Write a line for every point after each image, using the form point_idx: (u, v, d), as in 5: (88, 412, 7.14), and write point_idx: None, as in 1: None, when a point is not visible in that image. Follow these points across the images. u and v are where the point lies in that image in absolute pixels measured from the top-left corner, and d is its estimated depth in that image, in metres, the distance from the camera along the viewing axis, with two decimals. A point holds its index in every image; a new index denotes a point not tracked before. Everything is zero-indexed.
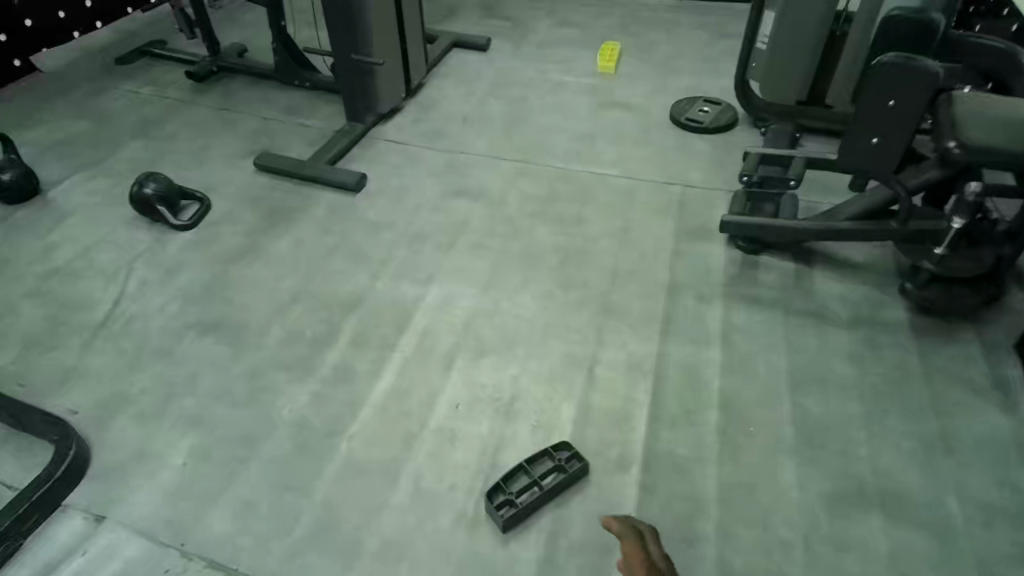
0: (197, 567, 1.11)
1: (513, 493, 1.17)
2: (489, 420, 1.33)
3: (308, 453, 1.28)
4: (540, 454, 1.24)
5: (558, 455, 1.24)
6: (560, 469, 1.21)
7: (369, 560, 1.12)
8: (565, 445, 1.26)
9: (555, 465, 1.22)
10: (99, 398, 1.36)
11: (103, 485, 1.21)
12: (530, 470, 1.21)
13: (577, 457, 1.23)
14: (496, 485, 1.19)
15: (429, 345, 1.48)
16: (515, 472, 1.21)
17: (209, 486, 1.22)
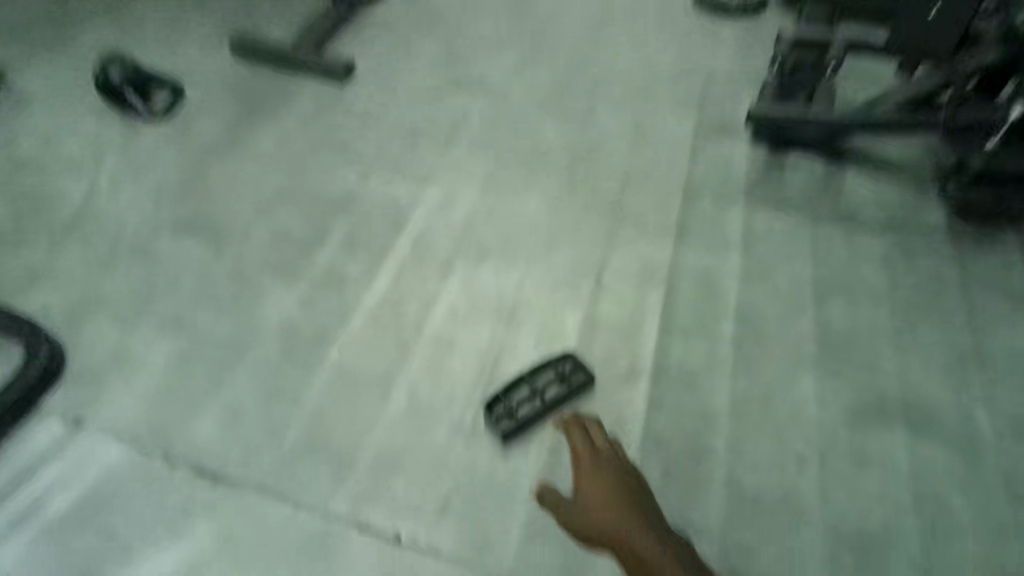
0: (182, 474, 1.05)
1: (513, 405, 1.11)
2: (489, 327, 1.25)
3: (296, 360, 1.20)
4: (542, 364, 1.16)
5: (562, 366, 1.15)
6: (563, 381, 1.14)
7: (362, 470, 1.06)
8: (569, 354, 1.17)
9: (558, 376, 1.14)
10: (74, 302, 1.28)
11: (80, 389, 1.15)
12: (531, 382, 1.14)
13: (581, 368, 1.15)
14: (496, 396, 1.12)
15: (424, 249, 1.38)
16: (515, 383, 1.14)
17: (193, 391, 1.16)
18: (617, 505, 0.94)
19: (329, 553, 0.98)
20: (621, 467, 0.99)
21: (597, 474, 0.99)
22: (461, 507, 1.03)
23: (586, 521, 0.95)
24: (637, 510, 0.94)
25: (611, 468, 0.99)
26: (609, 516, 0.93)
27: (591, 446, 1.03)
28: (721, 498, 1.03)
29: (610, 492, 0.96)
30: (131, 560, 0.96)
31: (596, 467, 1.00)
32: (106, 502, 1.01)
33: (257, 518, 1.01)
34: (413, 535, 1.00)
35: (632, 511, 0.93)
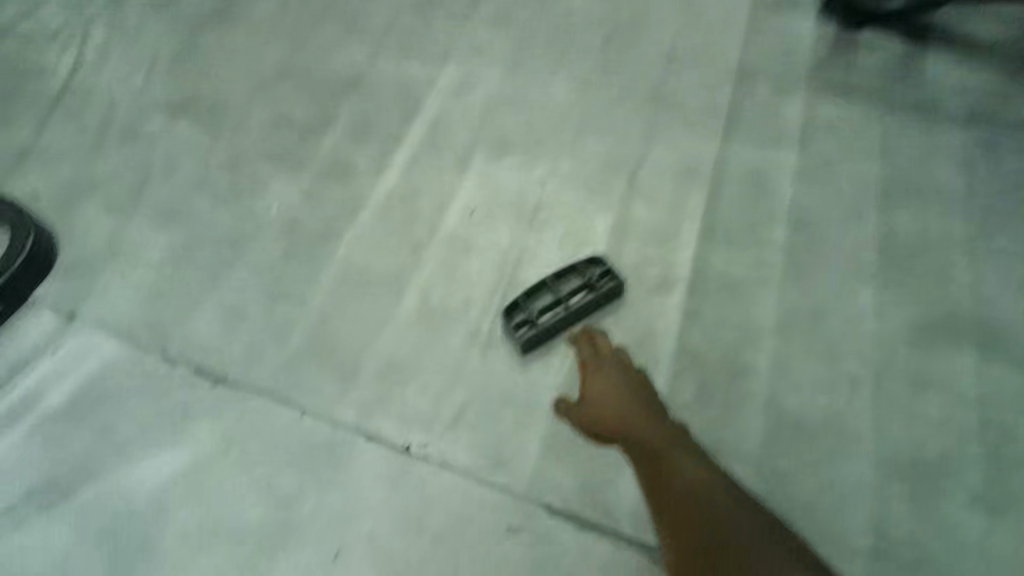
0: (182, 375, 0.98)
1: (533, 313, 1.01)
2: (510, 228, 1.13)
3: (300, 256, 1.11)
4: (568, 269, 1.05)
5: (590, 272, 1.04)
6: (591, 289, 1.03)
7: (371, 376, 0.99)
8: (599, 260, 1.05)
9: (585, 283, 1.03)
10: (65, 189, 1.19)
11: (73, 280, 1.08)
12: (555, 288, 1.03)
13: (611, 275, 1.03)
14: (516, 303, 1.02)
15: (440, 138, 1.24)
16: (537, 289, 1.03)
17: (192, 287, 1.07)
18: (630, 413, 0.90)
19: (337, 461, 0.92)
20: (631, 375, 0.95)
21: (608, 384, 0.94)
22: (477, 418, 0.96)
23: (599, 431, 0.91)
24: (652, 416, 0.89)
25: (622, 376, 0.95)
26: (624, 424, 0.89)
27: (600, 357, 0.97)
28: (761, 418, 0.94)
29: (622, 400, 0.92)
30: (130, 459, 0.90)
31: (606, 376, 0.95)
32: (103, 400, 0.95)
33: (262, 423, 0.94)
34: (425, 445, 0.93)
35: (647, 417, 0.89)
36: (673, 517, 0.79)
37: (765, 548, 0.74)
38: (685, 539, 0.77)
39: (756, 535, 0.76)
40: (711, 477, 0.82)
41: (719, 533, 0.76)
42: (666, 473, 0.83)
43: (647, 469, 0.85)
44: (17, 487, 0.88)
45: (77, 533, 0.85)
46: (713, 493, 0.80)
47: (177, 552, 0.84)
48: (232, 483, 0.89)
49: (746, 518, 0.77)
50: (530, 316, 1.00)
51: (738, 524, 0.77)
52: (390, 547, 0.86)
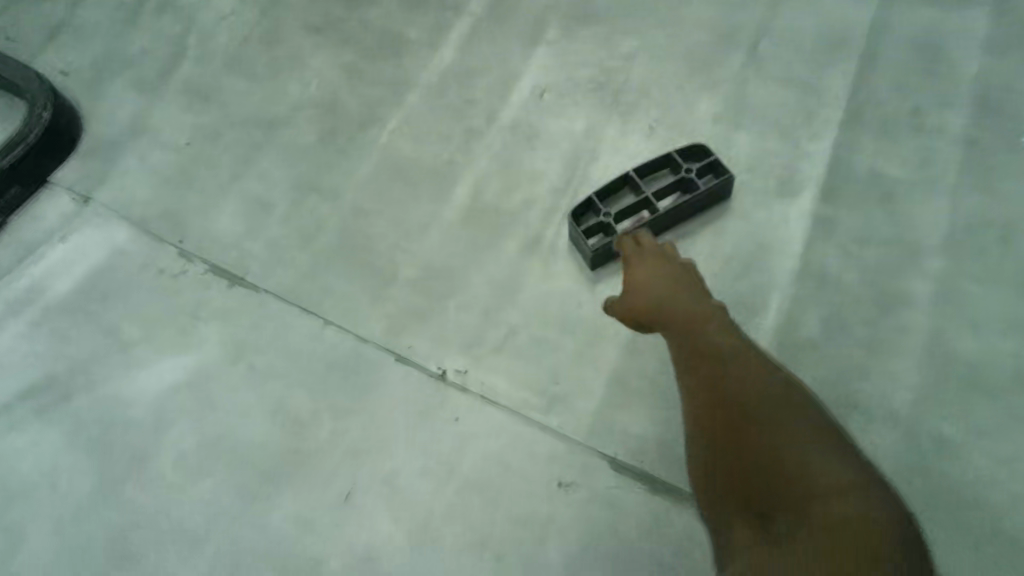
0: (196, 273, 0.85)
1: (611, 215, 0.78)
2: (588, 112, 0.90)
3: (334, 142, 0.93)
4: (658, 162, 0.81)
5: (688, 165, 0.80)
6: (688, 189, 0.79)
7: (406, 285, 0.81)
8: (701, 151, 0.81)
9: (681, 179, 0.79)
10: (96, 64, 1.07)
11: (96, 162, 0.95)
12: (640, 185, 0.80)
13: (716, 171, 0.79)
14: (588, 203, 0.80)
15: (509, 5, 1.00)
16: (617, 186, 0.81)
17: (215, 173, 0.92)
18: (675, 306, 0.65)
19: (360, 383, 0.76)
20: (687, 272, 0.69)
21: (654, 268, 0.70)
22: (532, 344, 0.77)
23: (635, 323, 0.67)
24: (704, 305, 0.64)
25: (672, 264, 0.70)
26: (665, 310, 0.64)
27: (649, 252, 0.72)
28: (915, 367, 0.69)
29: (669, 287, 0.67)
30: (135, 365, 0.79)
31: (653, 263, 0.70)
32: (114, 296, 0.84)
33: (277, 330, 0.80)
34: (466, 372, 0.76)
35: (696, 304, 0.64)
36: (705, 408, 0.55)
37: (821, 443, 0.50)
38: (711, 437, 0.53)
39: (815, 431, 0.51)
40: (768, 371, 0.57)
41: (760, 426, 0.51)
42: (706, 360, 0.58)
43: (686, 370, 0.59)
44: (15, 382, 0.79)
45: (71, 439, 0.76)
46: (767, 384, 0.55)
47: (172, 472, 0.74)
48: (240, 397, 0.77)
49: (806, 415, 0.53)
50: (605, 220, 0.78)
51: (792, 417, 0.52)
52: (412, 489, 0.71)
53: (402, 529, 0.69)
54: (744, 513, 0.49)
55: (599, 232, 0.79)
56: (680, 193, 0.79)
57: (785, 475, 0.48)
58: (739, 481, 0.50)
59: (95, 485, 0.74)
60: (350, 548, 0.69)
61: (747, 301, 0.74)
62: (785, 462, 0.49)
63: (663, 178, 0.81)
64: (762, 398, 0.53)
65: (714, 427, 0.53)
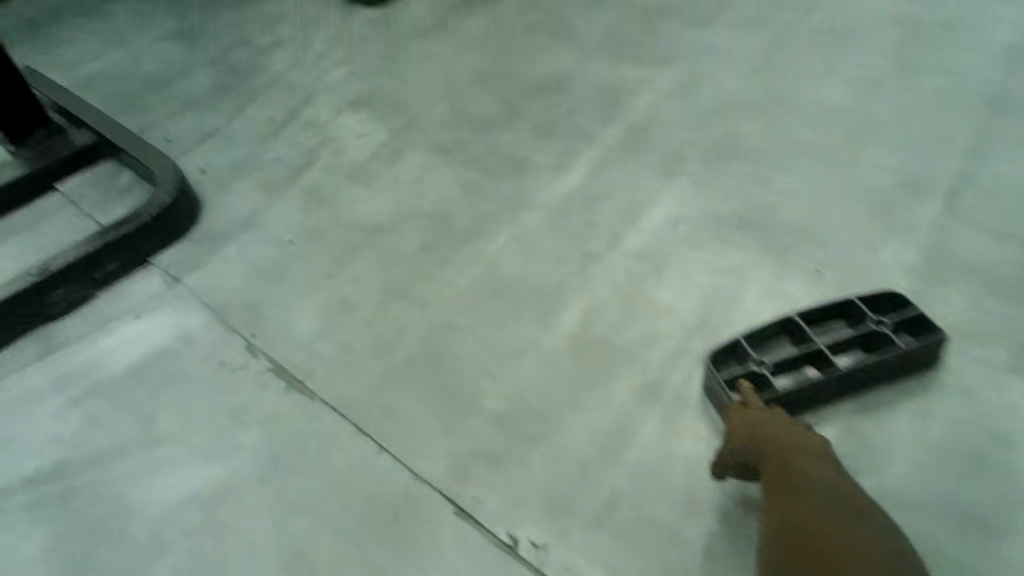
0: (255, 370, 0.73)
1: (767, 364, 0.61)
2: (736, 252, 0.76)
3: (435, 252, 0.82)
4: (835, 308, 0.65)
5: (878, 316, 0.63)
6: (879, 345, 0.62)
7: (489, 416, 0.65)
8: (897, 302, 0.64)
9: (870, 332, 0.62)
10: (212, 154, 1.03)
11: (201, 254, 0.88)
12: (808, 333, 0.63)
13: (916, 331, 0.62)
14: (733, 347, 0.63)
15: (647, 135, 0.91)
16: (776, 328, 0.64)
17: (308, 270, 0.84)
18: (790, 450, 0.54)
19: (403, 537, 0.58)
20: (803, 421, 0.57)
21: (762, 408, 0.58)
22: (642, 525, 0.57)
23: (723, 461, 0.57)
24: (818, 451, 0.54)
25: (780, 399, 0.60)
26: (772, 455, 0.54)
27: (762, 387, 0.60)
28: None
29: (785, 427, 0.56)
30: (157, 466, 0.67)
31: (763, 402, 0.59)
32: (166, 385, 0.74)
33: (325, 450, 0.65)
34: (545, 548, 0.56)
35: (808, 446, 0.54)
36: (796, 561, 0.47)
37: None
38: None
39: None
40: (881, 534, 0.48)
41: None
42: (806, 501, 0.50)
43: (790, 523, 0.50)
44: (25, 465, 0.68)
45: (59, 545, 0.62)
46: (875, 551, 0.46)
47: None
48: (255, 529, 0.61)
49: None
50: (759, 369, 0.61)
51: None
52: None
53: None
54: None
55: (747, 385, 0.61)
56: (865, 350, 0.62)
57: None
58: None
59: None
60: None
61: (983, 518, 0.54)
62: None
63: (838, 329, 0.64)
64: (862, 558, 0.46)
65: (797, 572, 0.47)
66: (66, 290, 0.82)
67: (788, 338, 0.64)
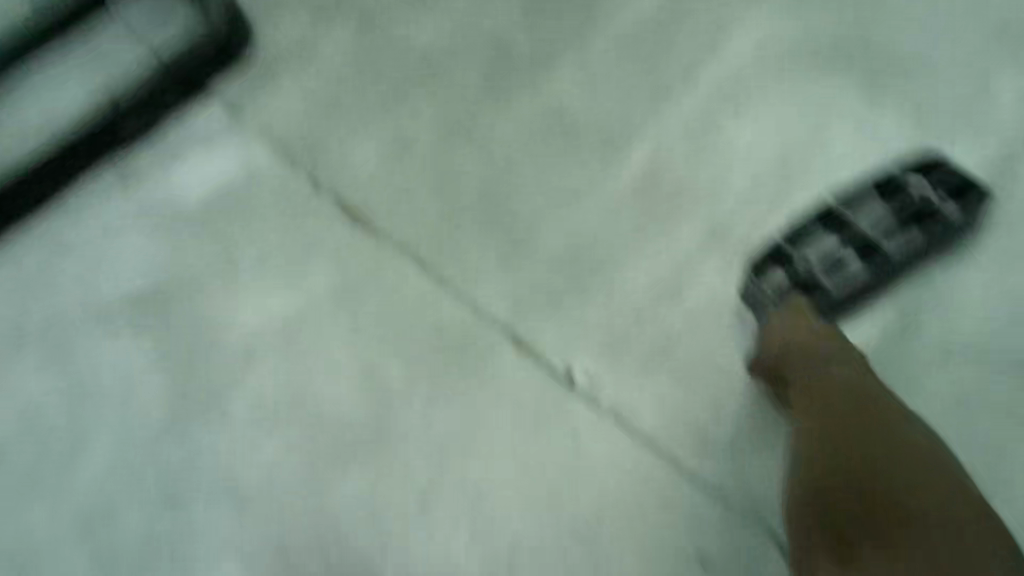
0: (321, 206, 0.74)
1: (812, 262, 0.63)
2: (828, 88, 0.69)
3: (495, 83, 0.75)
4: (864, 185, 0.65)
5: (914, 188, 0.64)
6: (920, 219, 0.63)
7: (548, 257, 0.67)
8: (929, 165, 0.65)
9: (909, 206, 0.64)
10: None
11: (246, 68, 0.79)
12: (846, 222, 0.64)
13: (957, 199, 0.63)
14: (776, 250, 0.64)
15: None
16: (813, 223, 0.65)
17: (361, 96, 0.77)
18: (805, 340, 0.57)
19: (467, 368, 0.64)
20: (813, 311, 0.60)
21: (796, 311, 0.59)
22: (689, 368, 0.62)
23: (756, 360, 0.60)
24: (844, 351, 0.55)
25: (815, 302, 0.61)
26: (798, 357, 0.56)
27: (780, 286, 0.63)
28: None
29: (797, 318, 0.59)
30: (239, 293, 0.71)
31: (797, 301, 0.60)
32: (237, 218, 0.75)
33: (392, 284, 0.68)
34: (598, 381, 0.63)
35: (837, 345, 0.56)
36: (825, 436, 0.49)
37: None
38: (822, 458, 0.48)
39: (937, 524, 0.42)
40: (902, 431, 0.47)
41: (861, 491, 0.45)
42: (827, 400, 0.51)
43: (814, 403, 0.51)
44: (115, 286, 0.72)
45: (160, 360, 0.69)
46: (893, 450, 0.46)
47: (246, 412, 0.65)
48: (332, 349, 0.66)
49: (937, 493, 0.44)
50: (805, 269, 0.63)
51: (912, 491, 0.44)
52: (507, 504, 0.60)
53: (477, 555, 0.60)
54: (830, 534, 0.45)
55: (796, 286, 0.63)
56: (906, 223, 0.63)
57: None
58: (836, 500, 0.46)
59: (167, 415, 0.66)
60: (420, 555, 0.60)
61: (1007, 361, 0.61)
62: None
63: (875, 207, 0.64)
64: (879, 461, 0.46)
65: (812, 476, 0.48)
66: (133, 126, 0.76)
67: (828, 228, 0.64)
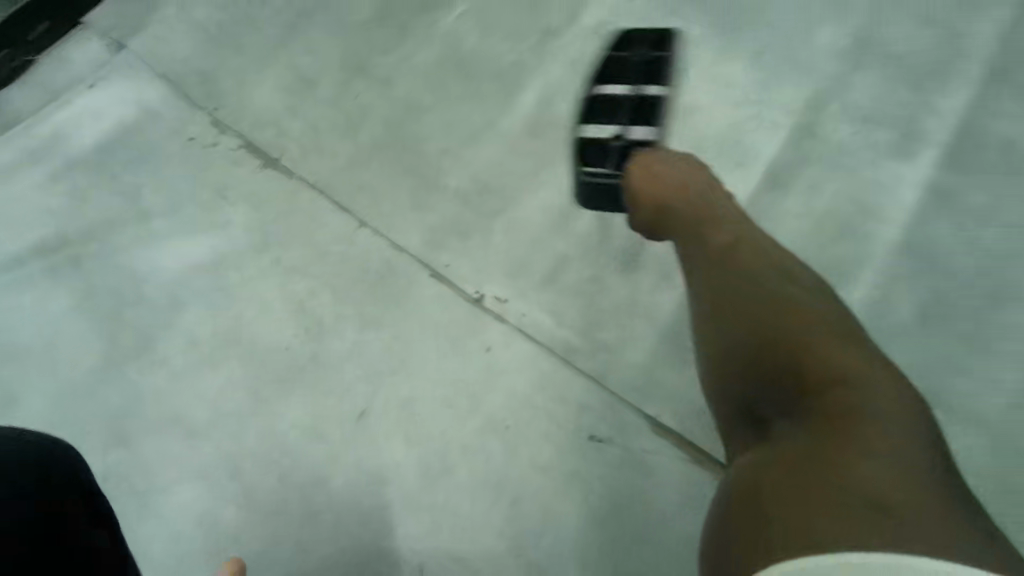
0: (229, 147, 0.77)
1: (622, 139, 0.69)
2: (683, 30, 0.76)
3: (394, 25, 0.80)
4: (604, 72, 0.73)
5: (636, 51, 0.73)
6: (658, 66, 0.72)
7: (455, 194, 0.73)
8: (631, 34, 0.74)
9: (641, 65, 0.72)
10: None
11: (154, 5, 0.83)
12: (612, 98, 0.71)
13: (666, 41, 0.73)
14: (588, 145, 0.70)
15: None
16: (593, 117, 0.71)
17: (258, 39, 0.81)
18: (709, 222, 0.55)
19: (392, 294, 0.70)
20: (714, 185, 0.60)
21: (652, 171, 0.61)
22: (584, 283, 0.70)
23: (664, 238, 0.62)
24: (729, 217, 0.56)
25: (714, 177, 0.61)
26: (689, 238, 0.56)
27: (661, 161, 0.61)
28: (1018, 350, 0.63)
29: (690, 202, 0.58)
30: (155, 239, 0.74)
31: (655, 160, 0.62)
32: (140, 161, 0.77)
33: (309, 223, 0.73)
34: (506, 301, 0.70)
35: (723, 223, 0.55)
36: (724, 316, 0.48)
37: (852, 460, 0.36)
38: (731, 344, 0.47)
39: (842, 393, 0.40)
40: (803, 299, 0.47)
41: (767, 370, 0.44)
42: (724, 283, 0.50)
43: (710, 292, 0.50)
44: (28, 235, 0.74)
45: (83, 309, 0.71)
46: (795, 320, 0.45)
47: (181, 357, 0.69)
48: (263, 293, 0.71)
49: (840, 360, 0.42)
50: (621, 146, 0.68)
51: (819, 362, 0.42)
52: (435, 417, 0.66)
53: (413, 459, 0.65)
54: (747, 420, 0.45)
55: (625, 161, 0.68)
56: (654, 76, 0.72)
57: (781, 531, 0.34)
58: (748, 388, 0.45)
59: (99, 359, 0.69)
60: (355, 471, 0.65)
61: (841, 262, 0.68)
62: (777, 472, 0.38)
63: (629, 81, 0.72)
64: (782, 332, 0.44)
65: (721, 365, 0.47)
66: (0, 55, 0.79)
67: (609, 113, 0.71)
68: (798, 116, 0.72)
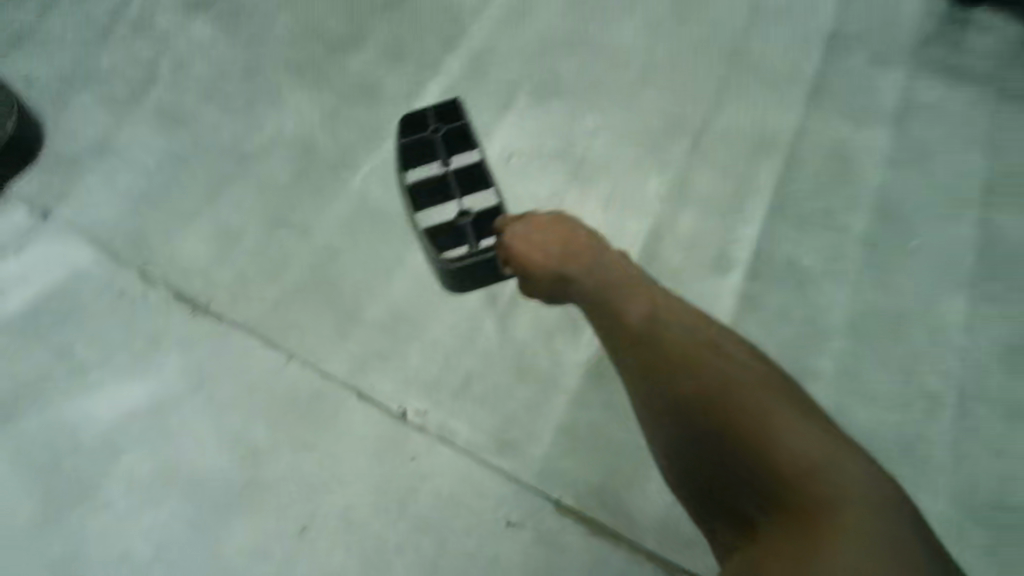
0: (158, 298, 0.85)
1: (467, 215, 0.76)
2: (551, 182, 0.96)
3: (309, 182, 0.93)
4: (413, 157, 0.79)
5: (432, 127, 0.81)
6: (457, 134, 0.81)
7: (373, 326, 0.85)
8: (416, 116, 0.82)
9: (443, 140, 0.80)
10: (39, 73, 0.98)
11: (82, 173, 0.92)
12: (434, 179, 0.78)
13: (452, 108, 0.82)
14: (438, 228, 0.76)
15: (484, 68, 1.00)
16: (426, 204, 0.77)
17: (184, 199, 0.92)
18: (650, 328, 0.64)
19: (322, 419, 0.80)
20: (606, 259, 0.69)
21: (528, 245, 0.69)
22: (488, 393, 0.82)
23: (562, 299, 0.71)
24: (664, 314, 0.64)
25: (591, 234, 0.71)
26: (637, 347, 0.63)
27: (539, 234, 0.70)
28: None
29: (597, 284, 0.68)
30: (88, 390, 0.80)
31: (524, 228, 0.70)
32: (71, 317, 0.84)
33: (242, 360, 0.82)
34: (426, 413, 0.81)
35: (662, 324, 0.63)
36: (689, 417, 0.57)
37: (833, 549, 0.46)
38: (705, 443, 0.56)
39: (812, 482, 0.50)
40: (755, 390, 0.56)
41: (744, 464, 0.54)
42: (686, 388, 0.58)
43: (675, 398, 0.59)
44: None
45: (20, 463, 0.77)
46: (755, 415, 0.54)
47: (120, 500, 0.75)
48: (199, 430, 0.78)
49: (800, 449, 0.52)
50: (469, 221, 0.76)
51: (786, 456, 0.52)
52: (366, 527, 0.75)
53: (351, 565, 0.74)
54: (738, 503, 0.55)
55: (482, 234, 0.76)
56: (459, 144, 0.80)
57: None
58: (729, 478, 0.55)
59: (34, 512, 0.74)
60: None
61: None
62: (773, 568, 0.48)
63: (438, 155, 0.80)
64: (749, 430, 0.54)
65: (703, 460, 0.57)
66: None
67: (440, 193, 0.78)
68: (643, 246, 0.93)
